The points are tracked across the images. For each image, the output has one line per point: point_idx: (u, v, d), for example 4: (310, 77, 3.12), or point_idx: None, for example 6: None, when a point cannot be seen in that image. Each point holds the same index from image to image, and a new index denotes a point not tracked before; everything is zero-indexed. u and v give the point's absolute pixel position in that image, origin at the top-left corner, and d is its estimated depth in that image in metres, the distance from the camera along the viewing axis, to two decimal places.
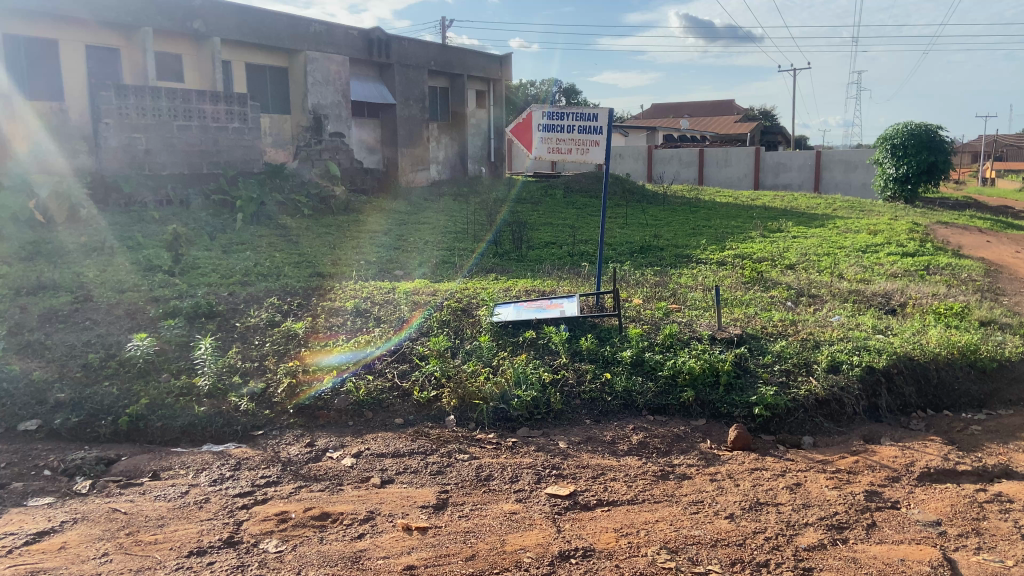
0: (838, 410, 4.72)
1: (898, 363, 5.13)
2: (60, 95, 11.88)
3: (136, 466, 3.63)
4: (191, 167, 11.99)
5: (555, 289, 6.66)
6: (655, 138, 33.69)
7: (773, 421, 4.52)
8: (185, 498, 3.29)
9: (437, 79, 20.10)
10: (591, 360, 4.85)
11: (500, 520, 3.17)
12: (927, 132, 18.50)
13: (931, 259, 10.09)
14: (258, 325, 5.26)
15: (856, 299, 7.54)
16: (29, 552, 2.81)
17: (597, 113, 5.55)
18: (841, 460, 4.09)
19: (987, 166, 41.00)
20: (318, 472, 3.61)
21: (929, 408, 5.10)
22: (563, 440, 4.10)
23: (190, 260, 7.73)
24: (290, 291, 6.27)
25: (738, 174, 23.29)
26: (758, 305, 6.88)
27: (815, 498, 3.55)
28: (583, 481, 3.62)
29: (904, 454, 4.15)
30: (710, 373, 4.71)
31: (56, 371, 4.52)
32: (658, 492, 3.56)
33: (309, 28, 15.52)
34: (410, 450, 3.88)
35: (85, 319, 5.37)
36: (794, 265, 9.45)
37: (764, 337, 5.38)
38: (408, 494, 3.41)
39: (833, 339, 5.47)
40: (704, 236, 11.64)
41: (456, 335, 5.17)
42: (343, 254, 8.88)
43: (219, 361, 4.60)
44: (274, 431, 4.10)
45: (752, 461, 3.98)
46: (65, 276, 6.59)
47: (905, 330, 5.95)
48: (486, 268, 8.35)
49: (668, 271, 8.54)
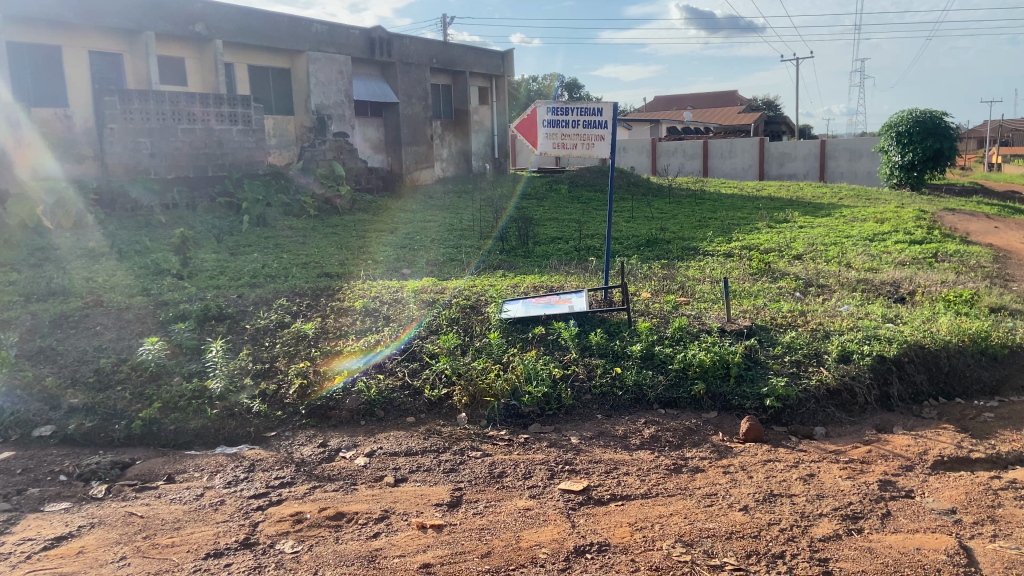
0: (849, 401, 4.70)
1: (909, 351, 5.11)
2: (65, 101, 11.96)
3: (151, 469, 3.65)
4: (196, 171, 12.03)
5: (563, 285, 6.66)
6: (658, 131, 33.59)
7: (785, 412, 4.50)
8: (201, 500, 3.31)
9: (440, 77, 20.09)
10: (601, 355, 4.84)
11: (514, 517, 3.18)
12: (933, 118, 18.38)
13: (940, 247, 10.02)
14: (268, 326, 5.29)
15: (865, 288, 7.52)
16: (48, 557, 2.83)
17: (602, 107, 5.50)
18: (854, 450, 4.08)
19: (993, 150, 40.64)
20: (331, 472, 3.63)
21: (941, 396, 5.09)
22: (575, 435, 4.11)
23: (197, 263, 7.77)
24: (299, 292, 6.28)
25: (743, 165, 23.18)
26: (767, 297, 6.88)
27: (829, 488, 3.55)
28: (596, 475, 3.63)
29: (918, 444, 4.13)
30: (721, 365, 4.69)
31: (69, 376, 4.54)
32: (671, 485, 3.56)
33: (309, 29, 15.50)
34: (422, 448, 3.89)
35: (95, 323, 5.40)
36: (801, 255, 9.43)
37: (773, 328, 5.37)
38: (421, 493, 3.42)
39: (843, 328, 5.46)
40: (710, 228, 11.59)
41: (465, 332, 5.17)
42: (349, 253, 8.89)
43: (230, 363, 4.62)
44: (287, 432, 4.12)
45: (765, 452, 3.98)
46: (74, 281, 6.65)
47: (915, 318, 5.91)
48: (493, 264, 8.37)
49: (675, 265, 8.52)
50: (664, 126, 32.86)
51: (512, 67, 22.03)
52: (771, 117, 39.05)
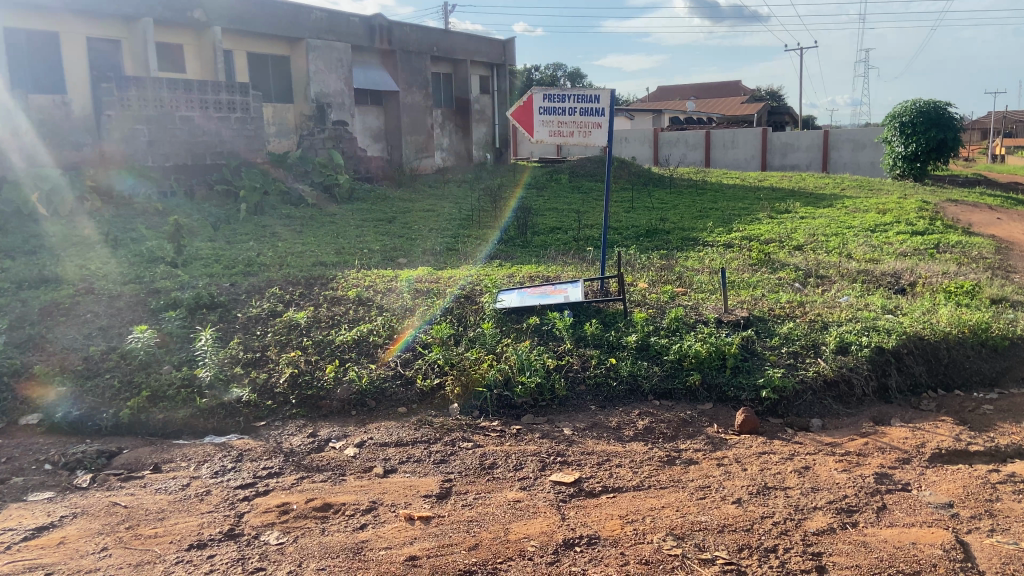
0: (847, 392, 4.64)
1: (908, 343, 5.05)
2: (64, 88, 11.89)
3: (138, 459, 3.60)
4: (194, 159, 11.93)
5: (559, 275, 6.59)
6: (660, 121, 33.41)
7: (781, 404, 4.44)
8: (186, 491, 3.26)
9: (441, 65, 19.92)
10: (596, 346, 4.78)
11: (503, 509, 3.14)
12: (936, 109, 18.24)
13: (942, 238, 9.94)
14: (260, 315, 5.22)
15: (865, 279, 7.44)
16: (28, 547, 2.79)
17: (600, 94, 5.39)
18: (851, 442, 4.02)
19: (995, 142, 40.37)
20: (320, 463, 3.58)
21: (941, 387, 5.03)
22: (568, 426, 4.06)
23: (192, 251, 7.70)
24: (292, 280, 6.21)
25: (745, 156, 23.03)
26: (766, 287, 6.81)
27: (824, 481, 3.49)
28: (588, 467, 3.58)
29: (916, 436, 4.09)
30: (717, 357, 4.65)
31: (57, 364, 4.48)
32: (663, 477, 3.51)
33: (309, 16, 15.34)
34: (414, 438, 3.85)
35: (86, 311, 5.34)
36: (802, 246, 9.35)
37: (771, 319, 5.31)
38: (410, 484, 3.38)
39: (842, 319, 5.39)
40: (711, 218, 11.49)
41: (459, 322, 5.12)
42: (346, 243, 8.80)
43: (220, 352, 4.56)
44: (277, 422, 4.06)
45: (760, 444, 3.93)
46: (66, 269, 6.58)
47: (915, 310, 5.85)
48: (490, 254, 8.29)
49: (674, 255, 8.45)
50: (666, 117, 32.74)
51: (513, 56, 21.84)
52: (775, 108, 38.85)
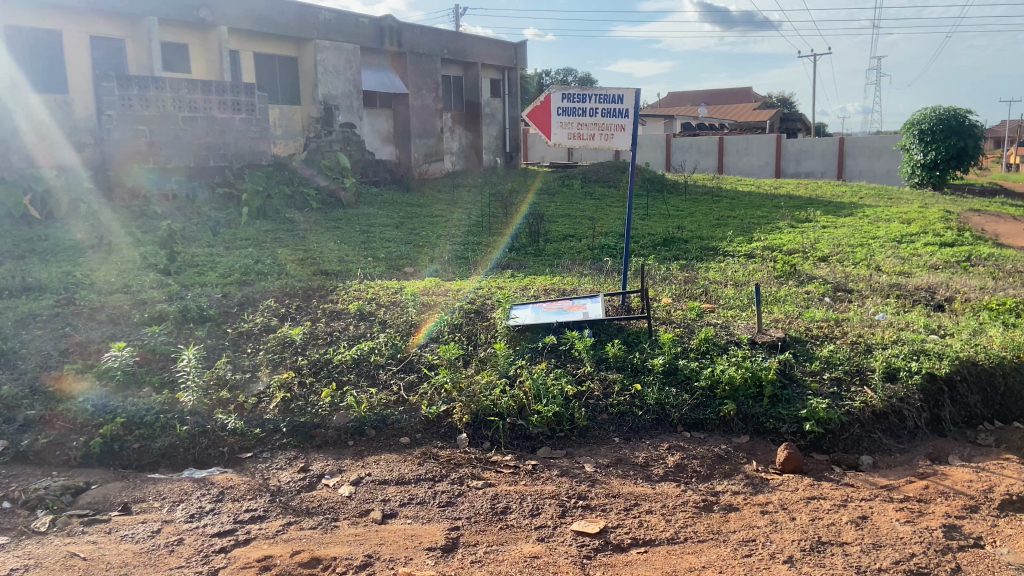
0: (898, 424, 4.18)
1: (961, 369, 4.58)
2: (65, 87, 11.57)
3: (106, 497, 3.20)
4: (197, 160, 11.60)
5: (576, 288, 6.17)
6: (673, 127, 32.95)
7: (827, 438, 4.00)
8: (156, 539, 2.85)
9: (451, 68, 19.54)
10: (619, 369, 4.35)
11: (518, 567, 2.71)
12: (955, 116, 17.71)
13: (973, 250, 9.43)
14: (252, 331, 4.82)
15: (899, 294, 6.95)
16: None
17: (622, 93, 4.98)
18: (909, 485, 3.57)
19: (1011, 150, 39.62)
20: (311, 505, 3.16)
21: (997, 419, 4.56)
22: (589, 462, 3.63)
23: (187, 257, 7.34)
24: (291, 292, 5.82)
25: (759, 163, 22.52)
26: (796, 303, 6.36)
27: (886, 535, 3.04)
28: (614, 514, 3.14)
29: (981, 479, 3.63)
30: (753, 384, 4.20)
31: (27, 384, 4.10)
32: (701, 528, 3.07)
33: (318, 17, 15.01)
34: (417, 476, 3.42)
35: (65, 324, 4.98)
36: (827, 257, 8.88)
37: (809, 341, 4.86)
38: (412, 533, 2.95)
39: (886, 342, 4.92)
40: (730, 227, 11.03)
41: (468, 341, 4.71)
42: (349, 250, 8.40)
43: (205, 374, 4.16)
44: (265, 454, 3.65)
45: (807, 487, 3.48)
46: (52, 276, 6.23)
47: (961, 331, 5.37)
48: (502, 263, 7.87)
49: (694, 266, 8.01)
50: (678, 122, 32.34)
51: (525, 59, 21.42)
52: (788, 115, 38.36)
